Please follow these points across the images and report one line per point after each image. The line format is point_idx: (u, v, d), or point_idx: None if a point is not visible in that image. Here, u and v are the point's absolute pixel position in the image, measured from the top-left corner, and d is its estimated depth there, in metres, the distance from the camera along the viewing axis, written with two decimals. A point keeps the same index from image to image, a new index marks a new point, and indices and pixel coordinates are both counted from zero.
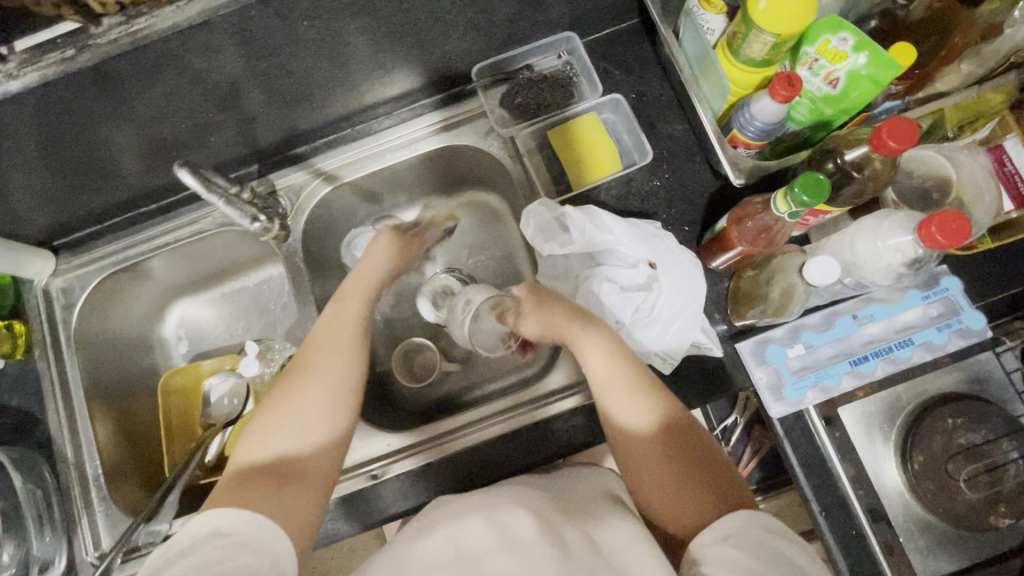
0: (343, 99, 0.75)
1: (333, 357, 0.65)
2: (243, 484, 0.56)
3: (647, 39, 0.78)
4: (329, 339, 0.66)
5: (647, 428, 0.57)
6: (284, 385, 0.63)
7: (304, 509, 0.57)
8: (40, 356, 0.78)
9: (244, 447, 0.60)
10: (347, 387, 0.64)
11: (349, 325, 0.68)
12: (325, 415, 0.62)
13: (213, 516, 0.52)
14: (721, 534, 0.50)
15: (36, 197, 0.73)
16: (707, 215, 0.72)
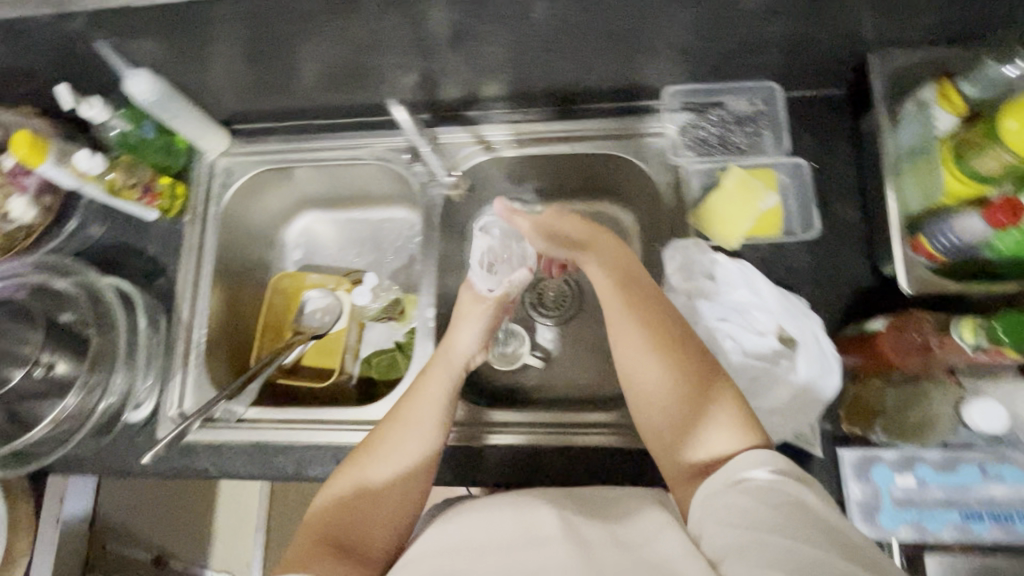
0: (532, 79, 0.77)
1: (415, 430, 0.58)
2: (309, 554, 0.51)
3: (849, 114, 0.74)
4: (416, 408, 0.60)
5: (645, 342, 0.56)
6: (373, 450, 0.58)
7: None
8: (188, 220, 0.85)
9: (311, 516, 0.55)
10: (426, 460, 0.58)
11: (437, 394, 0.61)
12: (397, 489, 0.55)
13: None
14: (726, 482, 0.46)
15: (237, 82, 0.79)
16: (854, 309, 0.68)
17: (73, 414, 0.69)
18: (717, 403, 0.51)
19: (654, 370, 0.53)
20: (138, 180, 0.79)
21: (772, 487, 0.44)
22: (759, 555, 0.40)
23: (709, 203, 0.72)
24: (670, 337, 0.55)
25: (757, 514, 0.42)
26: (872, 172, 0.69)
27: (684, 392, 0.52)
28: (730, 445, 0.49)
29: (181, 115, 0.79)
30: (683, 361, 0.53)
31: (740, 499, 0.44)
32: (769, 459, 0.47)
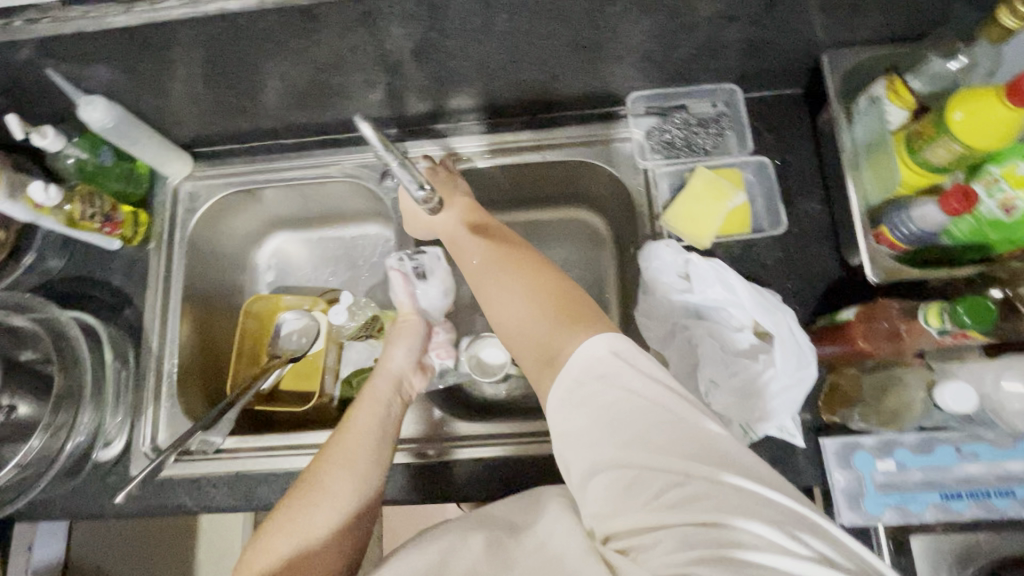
0: (499, 91, 0.77)
1: (346, 472, 0.58)
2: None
3: (807, 113, 0.77)
4: (348, 444, 0.60)
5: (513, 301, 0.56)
6: (303, 498, 0.56)
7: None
8: (153, 247, 0.82)
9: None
10: (362, 504, 0.57)
11: (371, 426, 0.62)
12: (331, 542, 0.55)
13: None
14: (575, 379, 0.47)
15: (198, 107, 0.77)
16: (824, 300, 0.70)
17: (37, 458, 0.65)
18: (578, 320, 0.51)
19: (535, 303, 0.54)
20: (98, 211, 0.74)
21: (603, 372, 0.47)
22: (620, 481, 0.43)
23: (681, 206, 0.73)
24: (537, 275, 0.57)
25: (618, 443, 0.44)
26: (832, 167, 0.72)
27: (542, 305, 0.54)
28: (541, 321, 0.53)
29: (141, 142, 0.76)
30: (538, 282, 0.56)
31: (592, 427, 0.46)
32: (626, 347, 0.47)
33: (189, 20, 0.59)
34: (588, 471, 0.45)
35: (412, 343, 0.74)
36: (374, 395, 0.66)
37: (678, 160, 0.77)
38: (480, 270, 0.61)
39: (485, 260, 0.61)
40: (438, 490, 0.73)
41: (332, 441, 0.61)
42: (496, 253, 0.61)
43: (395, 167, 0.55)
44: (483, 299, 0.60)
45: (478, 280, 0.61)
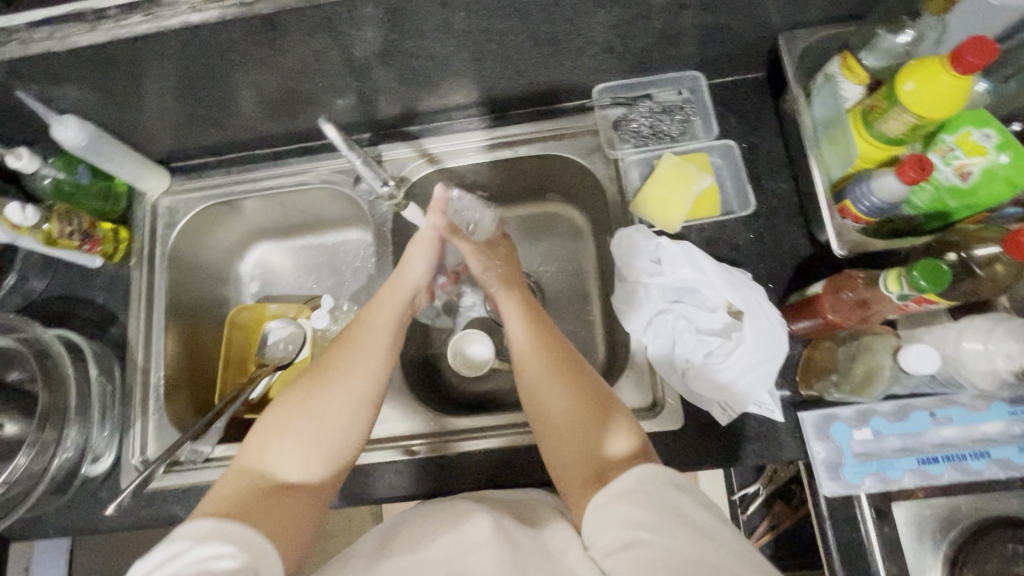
0: (466, 89, 0.79)
1: (356, 363, 0.63)
2: (243, 499, 0.54)
3: (771, 95, 0.78)
4: (362, 340, 0.65)
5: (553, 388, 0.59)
6: (310, 391, 0.61)
7: (304, 523, 0.55)
8: (134, 263, 0.83)
9: (252, 454, 0.58)
10: (369, 395, 0.61)
11: (384, 327, 0.67)
12: (340, 426, 0.59)
13: (179, 540, 0.48)
14: (617, 492, 0.50)
15: (170, 122, 0.78)
16: (795, 276, 0.71)
17: (25, 475, 0.66)
18: (615, 431, 0.56)
19: (586, 420, 0.56)
20: (75, 228, 0.75)
21: (642, 492, 0.49)
22: (652, 557, 0.44)
23: (651, 191, 0.74)
24: (582, 383, 0.59)
25: (652, 520, 0.46)
26: (796, 146, 0.73)
27: (591, 422, 0.56)
28: (596, 434, 0.55)
29: (116, 159, 0.77)
30: (591, 394, 0.58)
31: (628, 509, 0.48)
32: (668, 477, 0.50)
33: (150, 35, 0.61)
34: (621, 544, 0.46)
35: (433, 256, 0.73)
36: (391, 296, 0.70)
37: (646, 148, 0.78)
38: (530, 365, 0.61)
39: (536, 347, 0.62)
40: (427, 485, 0.74)
41: (346, 340, 0.66)
42: (548, 351, 0.61)
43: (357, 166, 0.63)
44: (529, 397, 0.60)
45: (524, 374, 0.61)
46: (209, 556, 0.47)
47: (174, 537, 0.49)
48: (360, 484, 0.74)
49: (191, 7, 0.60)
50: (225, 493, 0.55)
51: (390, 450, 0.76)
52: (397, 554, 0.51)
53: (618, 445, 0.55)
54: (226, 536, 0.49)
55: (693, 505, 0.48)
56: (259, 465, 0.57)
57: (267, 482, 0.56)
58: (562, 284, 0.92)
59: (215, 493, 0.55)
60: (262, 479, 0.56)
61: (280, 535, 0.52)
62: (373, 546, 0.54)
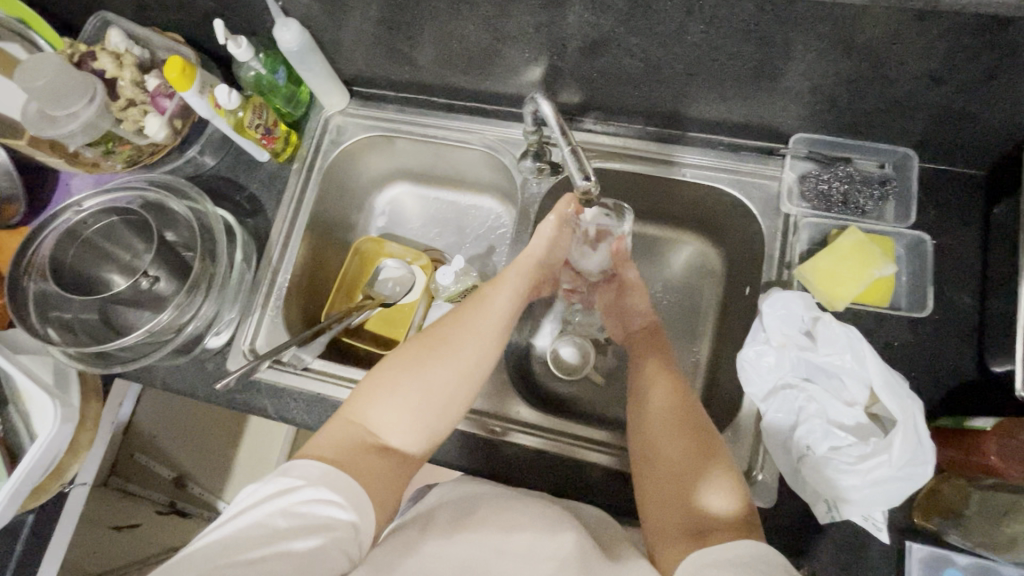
0: (658, 100, 0.76)
1: (470, 344, 0.61)
2: (348, 448, 0.53)
3: (983, 199, 0.71)
4: (479, 319, 0.64)
5: (661, 427, 0.59)
6: (426, 354, 0.60)
7: (394, 491, 0.54)
8: (294, 168, 0.87)
9: (358, 407, 0.57)
10: (474, 378, 0.60)
11: (503, 314, 0.66)
12: (444, 401, 0.58)
13: (291, 478, 0.49)
14: (716, 555, 0.46)
15: (370, 49, 0.81)
16: (949, 399, 0.65)
17: (163, 330, 0.71)
18: (727, 488, 0.53)
19: (699, 477, 0.54)
20: (263, 121, 0.80)
21: (749, 566, 0.44)
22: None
23: (822, 261, 0.69)
24: (696, 426, 0.58)
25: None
26: (998, 263, 0.66)
27: (700, 471, 0.55)
28: (701, 487, 0.53)
29: (314, 69, 0.81)
30: (710, 452, 0.56)
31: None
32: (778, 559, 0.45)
33: None
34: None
35: (552, 228, 0.75)
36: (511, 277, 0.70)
37: (825, 214, 0.74)
38: (658, 416, 0.60)
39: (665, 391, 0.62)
40: (493, 468, 0.73)
41: (461, 318, 0.64)
42: (677, 403, 0.61)
43: (567, 155, 0.62)
44: (643, 439, 0.59)
45: (642, 419, 0.61)
46: (314, 500, 0.48)
47: (287, 473, 0.50)
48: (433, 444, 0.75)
49: None
50: (330, 439, 0.54)
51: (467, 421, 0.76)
52: (475, 524, 0.51)
53: (721, 505, 0.52)
54: (334, 486, 0.49)
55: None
56: (362, 419, 0.56)
57: (368, 438, 0.55)
58: (676, 319, 0.89)
59: (321, 437, 0.55)
60: (364, 433, 0.55)
61: (377, 497, 0.52)
62: (450, 513, 0.53)
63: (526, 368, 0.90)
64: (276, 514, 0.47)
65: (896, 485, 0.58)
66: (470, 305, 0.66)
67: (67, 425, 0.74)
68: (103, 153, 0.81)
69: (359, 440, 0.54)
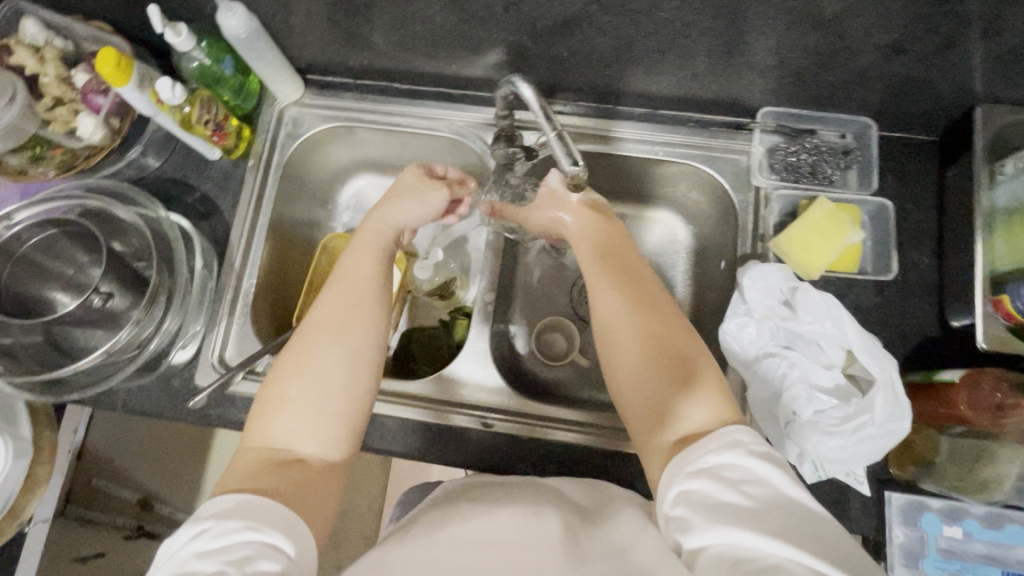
0: (630, 79, 0.75)
1: (352, 316, 0.59)
2: (256, 472, 0.51)
3: (937, 163, 0.74)
4: (349, 287, 0.62)
5: (620, 343, 0.59)
6: (303, 345, 0.57)
7: (329, 492, 0.53)
8: (250, 165, 0.82)
9: (256, 429, 0.54)
10: (369, 352, 0.58)
11: (373, 278, 0.63)
12: (342, 388, 0.56)
13: (204, 520, 0.47)
14: (699, 467, 0.47)
15: (323, 34, 0.76)
16: (918, 354, 0.69)
17: (122, 349, 0.65)
18: (694, 393, 0.54)
19: (669, 391, 0.54)
20: (212, 117, 0.74)
21: (723, 473, 0.46)
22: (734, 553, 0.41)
23: (796, 232, 0.70)
24: (662, 327, 0.59)
25: (734, 510, 0.43)
26: (952, 224, 0.70)
27: (666, 384, 0.55)
28: (681, 397, 0.54)
29: (265, 58, 0.76)
30: (671, 356, 0.56)
31: (701, 483, 0.46)
32: (753, 446, 0.47)
33: None
34: (702, 537, 0.43)
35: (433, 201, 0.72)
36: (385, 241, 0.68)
37: (795, 185, 0.75)
38: (621, 338, 0.59)
39: (634, 325, 0.59)
40: (487, 460, 0.72)
41: (332, 287, 0.62)
42: (643, 319, 0.59)
43: (551, 138, 0.58)
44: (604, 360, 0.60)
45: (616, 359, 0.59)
46: (234, 531, 0.45)
47: (199, 518, 0.47)
48: (424, 442, 0.73)
49: None
50: (238, 470, 0.52)
51: (459, 415, 0.74)
52: (465, 521, 0.50)
53: (695, 404, 0.53)
54: (250, 513, 0.47)
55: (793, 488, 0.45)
56: (267, 439, 0.54)
57: (278, 454, 0.53)
58: None
59: (232, 472, 0.52)
60: (272, 451, 0.53)
61: (307, 507, 0.50)
62: (436, 514, 0.53)
63: (510, 357, 0.89)
64: (193, 559, 0.44)
65: (878, 443, 0.61)
66: (340, 275, 0.63)
67: (20, 459, 0.72)
68: (31, 159, 0.72)
69: (271, 462, 0.52)
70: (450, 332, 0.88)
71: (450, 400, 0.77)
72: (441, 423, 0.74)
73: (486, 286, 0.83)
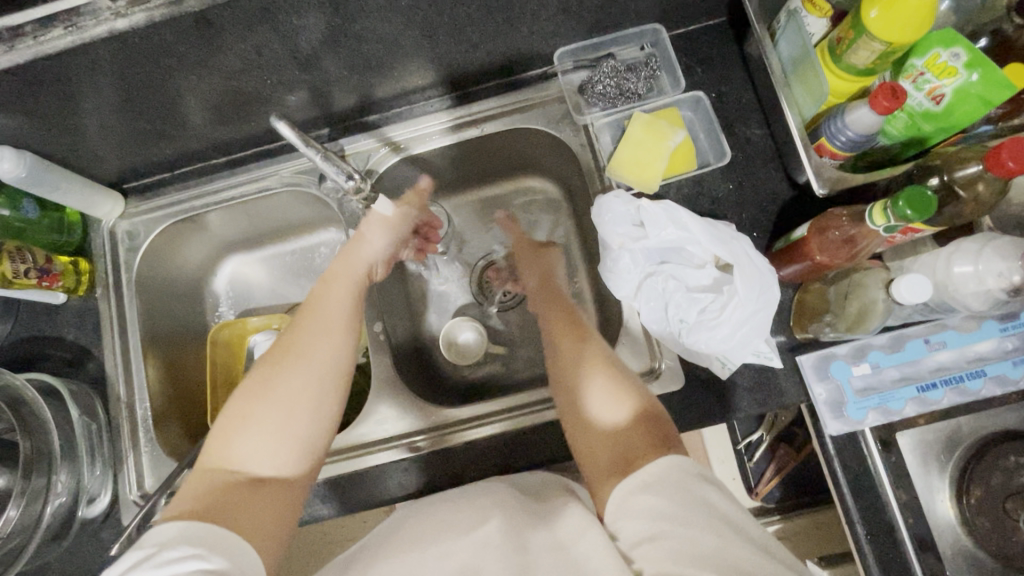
0: (422, 69, 0.75)
1: (320, 341, 0.59)
2: (210, 495, 0.49)
3: (733, 39, 0.76)
4: (322, 324, 0.61)
5: (567, 365, 0.60)
6: (278, 370, 0.56)
7: (278, 524, 0.51)
8: (100, 294, 0.79)
9: (215, 449, 0.53)
10: (336, 381, 0.58)
11: (342, 303, 0.63)
12: (310, 413, 0.55)
13: (143, 548, 0.43)
14: (642, 481, 0.47)
15: (109, 140, 0.74)
16: (779, 221, 0.70)
17: (17, 530, 0.63)
18: (630, 408, 0.54)
19: (616, 405, 0.55)
20: (30, 264, 0.72)
21: (671, 483, 0.46)
22: (673, 549, 0.41)
23: (624, 154, 0.73)
24: (594, 354, 0.60)
25: (678, 511, 0.44)
26: (764, 90, 0.71)
27: (607, 394, 0.56)
28: (619, 414, 0.54)
29: (62, 186, 0.73)
30: (600, 363, 0.59)
31: (649, 499, 0.45)
32: (692, 468, 0.48)
33: (75, 48, 0.56)
34: (644, 536, 0.43)
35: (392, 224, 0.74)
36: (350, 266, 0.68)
37: (615, 109, 0.76)
38: (563, 362, 0.61)
39: (568, 347, 0.62)
40: (432, 481, 0.72)
41: (304, 321, 0.61)
42: (574, 345, 0.62)
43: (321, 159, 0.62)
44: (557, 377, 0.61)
45: (566, 372, 0.60)
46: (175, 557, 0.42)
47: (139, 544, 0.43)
48: (367, 488, 0.72)
49: (116, 11, 0.55)
50: (192, 492, 0.50)
51: (388, 449, 0.74)
52: (401, 548, 0.49)
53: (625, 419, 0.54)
54: (195, 540, 0.44)
55: (727, 500, 0.46)
56: (223, 459, 0.52)
57: (233, 477, 0.51)
58: None
59: (180, 496, 0.50)
60: (228, 471, 0.51)
61: (257, 539, 0.48)
62: (376, 547, 0.51)
63: (433, 371, 0.88)
64: None
65: (761, 317, 0.62)
66: (312, 311, 0.62)
67: None
68: None
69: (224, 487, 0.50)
70: (366, 371, 0.87)
71: (381, 438, 0.76)
72: (377, 464, 0.73)
73: (375, 316, 0.82)
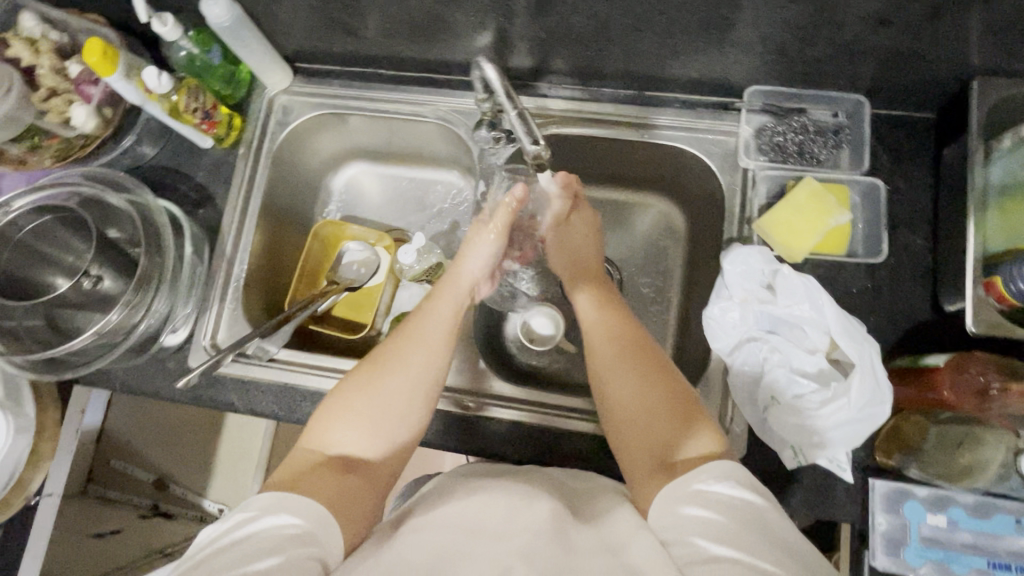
0: (612, 58, 0.74)
1: (419, 359, 0.59)
2: (303, 475, 0.52)
3: (934, 140, 0.72)
4: (425, 325, 0.62)
5: (609, 358, 0.60)
6: (376, 371, 0.58)
7: (362, 508, 0.52)
8: (240, 153, 0.83)
9: (314, 433, 0.56)
10: (430, 388, 0.59)
11: (448, 323, 0.63)
12: (399, 415, 0.57)
13: (251, 509, 0.48)
14: (696, 488, 0.48)
15: (304, 19, 0.76)
16: (907, 338, 0.66)
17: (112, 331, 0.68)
18: (688, 428, 0.54)
19: (670, 419, 0.55)
20: (200, 105, 0.76)
21: (714, 492, 0.48)
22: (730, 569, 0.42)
23: (778, 214, 0.70)
24: (651, 359, 0.60)
25: (733, 531, 0.44)
26: (949, 205, 0.67)
27: (661, 403, 0.56)
28: (679, 431, 0.54)
29: (249, 45, 0.77)
30: (652, 367, 0.58)
31: (703, 514, 0.46)
32: (748, 480, 0.49)
33: None
34: (702, 554, 0.44)
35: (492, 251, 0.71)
36: (463, 277, 0.69)
37: (783, 165, 0.74)
38: (607, 353, 0.61)
39: (611, 342, 0.62)
40: (466, 442, 0.73)
41: (411, 325, 0.63)
42: (622, 335, 0.62)
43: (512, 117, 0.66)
44: (598, 375, 0.61)
45: (607, 373, 0.60)
46: (276, 524, 0.47)
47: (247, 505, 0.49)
48: None
49: None
50: (291, 467, 0.54)
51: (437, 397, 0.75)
52: (448, 511, 0.51)
53: (690, 436, 0.53)
54: (293, 508, 0.48)
55: (784, 525, 0.47)
56: (321, 443, 0.55)
57: (324, 459, 0.54)
58: (645, 282, 0.88)
59: (280, 473, 0.54)
60: (323, 459, 0.54)
61: (343, 516, 0.51)
62: (427, 503, 0.54)
63: (497, 341, 0.89)
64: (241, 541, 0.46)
65: (860, 426, 0.60)
66: (419, 317, 0.63)
67: (20, 435, 0.74)
68: (29, 147, 0.76)
69: (313, 467, 0.53)
70: None
71: None
72: None
73: None
